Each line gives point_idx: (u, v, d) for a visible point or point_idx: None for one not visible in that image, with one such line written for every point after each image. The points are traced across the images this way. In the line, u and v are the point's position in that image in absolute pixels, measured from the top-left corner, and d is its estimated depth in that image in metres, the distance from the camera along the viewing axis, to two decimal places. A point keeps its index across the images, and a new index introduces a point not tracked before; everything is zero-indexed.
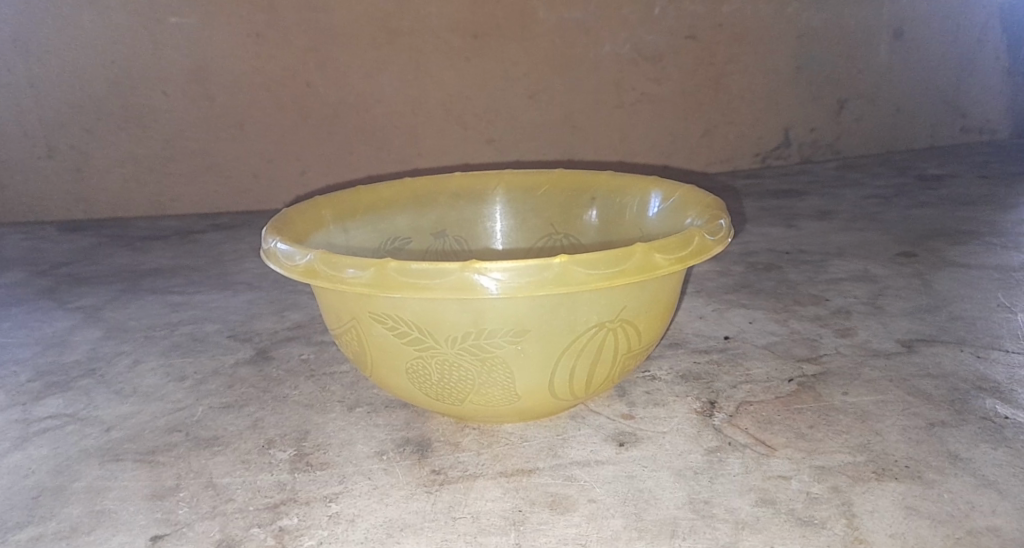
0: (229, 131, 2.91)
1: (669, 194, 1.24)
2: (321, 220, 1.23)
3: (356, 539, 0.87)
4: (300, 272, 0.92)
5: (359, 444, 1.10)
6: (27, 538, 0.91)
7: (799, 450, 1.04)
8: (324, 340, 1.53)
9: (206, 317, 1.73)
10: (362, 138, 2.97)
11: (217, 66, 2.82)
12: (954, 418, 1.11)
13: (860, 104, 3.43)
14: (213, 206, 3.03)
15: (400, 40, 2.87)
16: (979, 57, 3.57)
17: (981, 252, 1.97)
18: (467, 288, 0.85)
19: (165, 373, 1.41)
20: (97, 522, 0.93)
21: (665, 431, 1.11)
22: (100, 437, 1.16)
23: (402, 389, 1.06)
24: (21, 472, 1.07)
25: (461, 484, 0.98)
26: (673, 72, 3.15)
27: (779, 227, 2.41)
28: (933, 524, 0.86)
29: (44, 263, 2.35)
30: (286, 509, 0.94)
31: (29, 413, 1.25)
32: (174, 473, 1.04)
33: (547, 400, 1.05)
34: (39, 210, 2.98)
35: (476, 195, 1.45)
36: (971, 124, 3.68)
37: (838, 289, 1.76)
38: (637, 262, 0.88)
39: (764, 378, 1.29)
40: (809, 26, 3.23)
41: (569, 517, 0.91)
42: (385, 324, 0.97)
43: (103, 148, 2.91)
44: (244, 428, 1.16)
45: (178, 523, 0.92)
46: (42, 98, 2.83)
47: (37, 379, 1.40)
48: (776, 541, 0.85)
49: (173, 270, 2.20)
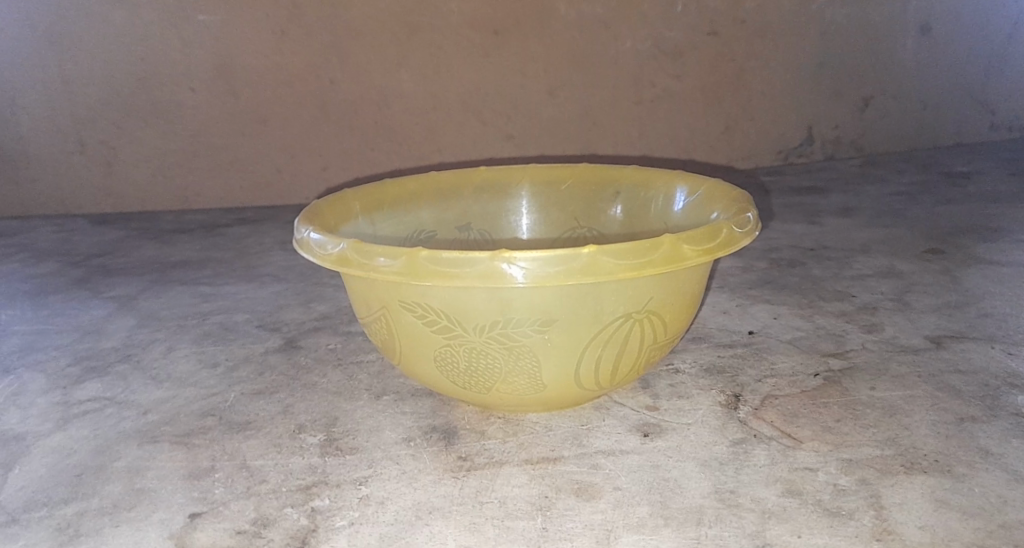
0: (255, 127, 2.95)
1: (694, 188, 1.24)
2: (350, 211, 1.25)
3: (387, 520, 0.89)
4: (332, 261, 0.94)
5: (387, 430, 1.11)
6: (71, 513, 0.94)
7: (825, 443, 1.04)
8: (350, 330, 1.56)
9: (236, 307, 1.76)
10: (386, 134, 3.00)
11: (243, 63, 2.87)
12: (985, 413, 1.10)
13: (886, 101, 3.39)
14: (240, 201, 3.07)
15: (422, 36, 2.89)
16: (1009, 55, 3.52)
17: (1011, 249, 1.95)
18: (496, 276, 0.86)
19: (197, 360, 1.44)
20: (137, 499, 0.96)
21: (690, 422, 1.12)
22: (137, 420, 1.19)
23: (429, 377, 1.08)
24: (62, 451, 1.10)
25: (488, 471, 0.99)
26: (696, 70, 3.14)
27: (803, 224, 2.40)
28: (962, 516, 0.86)
29: (77, 254, 2.41)
30: (318, 491, 0.96)
31: (68, 396, 1.29)
32: (209, 455, 1.06)
33: (572, 390, 1.06)
34: (70, 204, 3.05)
35: (501, 189, 1.47)
36: (1001, 122, 3.62)
37: (864, 285, 1.75)
38: (664, 252, 0.89)
39: (790, 372, 1.29)
40: (835, 22, 3.20)
41: (596, 504, 0.92)
42: (414, 312, 0.99)
43: (133, 143, 2.97)
44: (276, 413, 1.19)
45: (214, 502, 0.94)
46: (75, 95, 2.90)
47: (74, 363, 1.44)
48: (804, 531, 0.85)
49: (202, 261, 2.24)
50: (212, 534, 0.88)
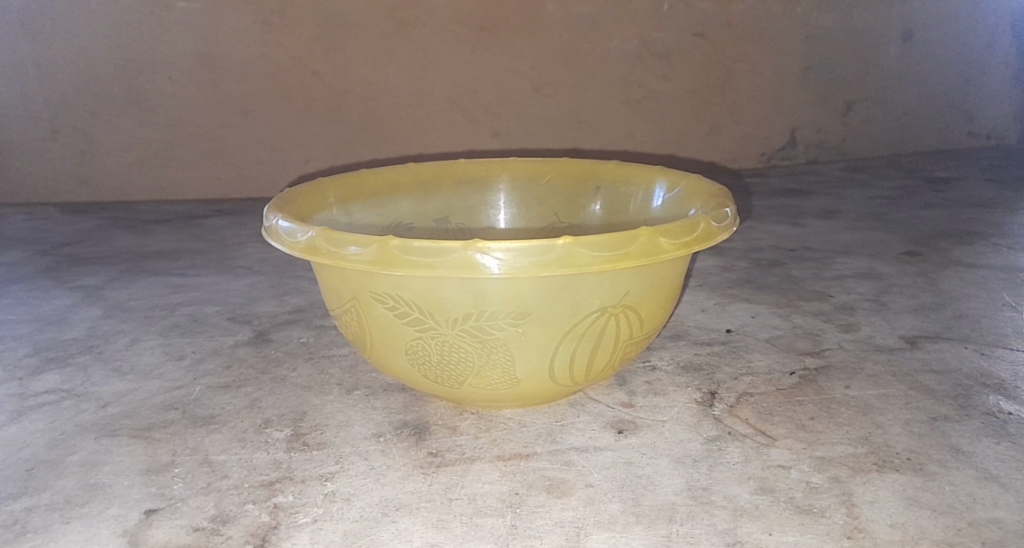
0: (233, 118, 2.90)
1: (674, 184, 1.23)
2: (323, 202, 1.22)
3: (351, 517, 0.87)
4: (301, 249, 0.92)
5: (356, 426, 1.09)
6: (21, 508, 0.90)
7: (800, 441, 1.03)
8: (323, 324, 1.53)
9: (206, 298, 1.72)
10: (366, 128, 2.96)
11: (224, 54, 2.82)
12: (958, 413, 1.09)
13: (868, 106, 3.41)
14: (215, 193, 3.02)
15: (407, 31, 2.86)
16: (987, 63, 3.56)
17: (987, 252, 1.96)
18: (470, 267, 0.84)
19: (163, 352, 1.40)
20: (92, 494, 0.93)
21: (665, 420, 1.10)
22: (96, 413, 1.15)
23: (401, 370, 1.06)
24: (17, 444, 1.06)
25: (459, 467, 0.97)
26: (679, 70, 3.13)
27: (782, 224, 2.40)
28: (933, 515, 0.85)
29: (43, 244, 2.35)
30: (281, 487, 0.93)
31: (27, 387, 1.25)
32: (170, 449, 1.03)
33: (546, 385, 1.04)
34: (40, 193, 2.98)
35: (480, 182, 1.44)
36: (978, 128, 3.66)
37: (841, 286, 1.75)
38: (641, 246, 0.87)
39: (766, 370, 1.28)
40: (818, 27, 3.21)
41: (566, 501, 0.90)
42: (385, 303, 0.96)
43: (107, 132, 2.91)
44: (241, 407, 1.16)
45: (172, 498, 0.91)
46: (47, 81, 2.83)
47: (34, 354, 1.40)
48: (775, 529, 0.84)
49: (173, 253, 2.20)
50: (168, 531, 0.85)
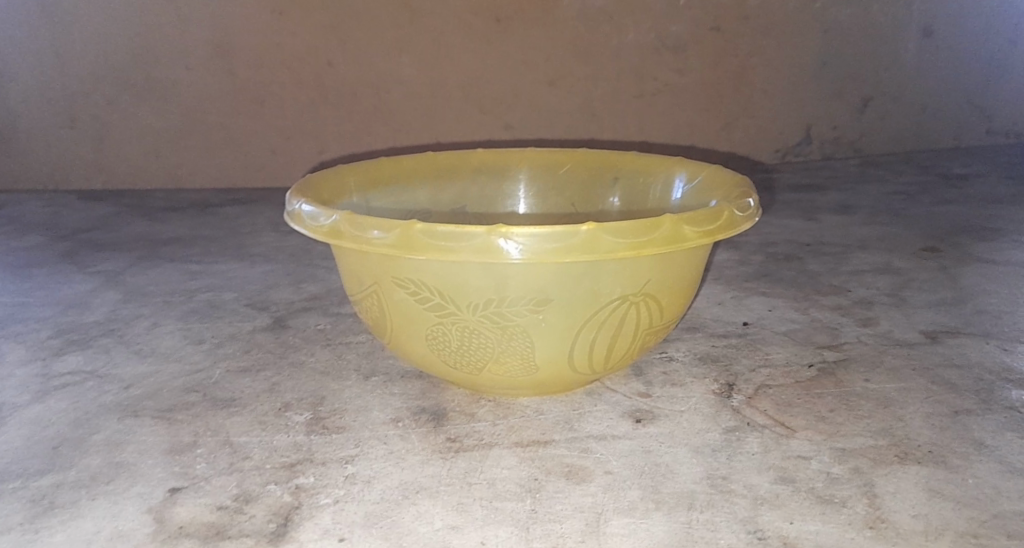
0: (249, 108, 2.92)
1: (695, 174, 1.22)
2: (343, 189, 1.22)
3: (372, 498, 0.87)
4: (325, 233, 0.92)
5: (375, 411, 1.09)
6: (48, 484, 0.92)
7: (819, 432, 1.03)
8: (341, 312, 1.53)
9: (224, 285, 1.73)
10: (381, 118, 2.97)
11: (240, 43, 2.83)
12: (979, 407, 1.09)
13: (886, 102, 3.38)
14: (231, 182, 3.03)
15: (422, 21, 2.86)
16: (1008, 60, 3.52)
17: (1007, 249, 1.94)
18: (493, 252, 0.84)
19: (183, 336, 1.41)
20: (117, 471, 0.94)
21: (683, 410, 1.10)
22: (119, 393, 1.17)
23: (420, 356, 1.06)
24: (41, 422, 1.07)
25: (477, 452, 0.98)
26: (695, 64, 3.12)
27: (799, 219, 2.38)
28: (957, 507, 0.85)
29: (63, 230, 2.37)
30: (302, 468, 0.94)
31: (49, 368, 1.27)
32: (192, 430, 1.04)
33: (565, 372, 1.05)
34: (58, 180, 3.00)
35: (499, 171, 1.44)
36: (998, 126, 3.62)
37: (859, 280, 1.74)
38: (665, 233, 0.87)
39: (784, 362, 1.28)
40: (837, 21, 3.18)
41: (586, 487, 0.90)
42: (406, 288, 0.97)
43: (125, 120, 2.93)
44: (261, 391, 1.17)
45: (196, 477, 0.92)
46: (67, 69, 2.86)
47: (56, 336, 1.42)
48: (796, 518, 0.84)
49: (190, 240, 2.21)
50: (193, 508, 0.86)
